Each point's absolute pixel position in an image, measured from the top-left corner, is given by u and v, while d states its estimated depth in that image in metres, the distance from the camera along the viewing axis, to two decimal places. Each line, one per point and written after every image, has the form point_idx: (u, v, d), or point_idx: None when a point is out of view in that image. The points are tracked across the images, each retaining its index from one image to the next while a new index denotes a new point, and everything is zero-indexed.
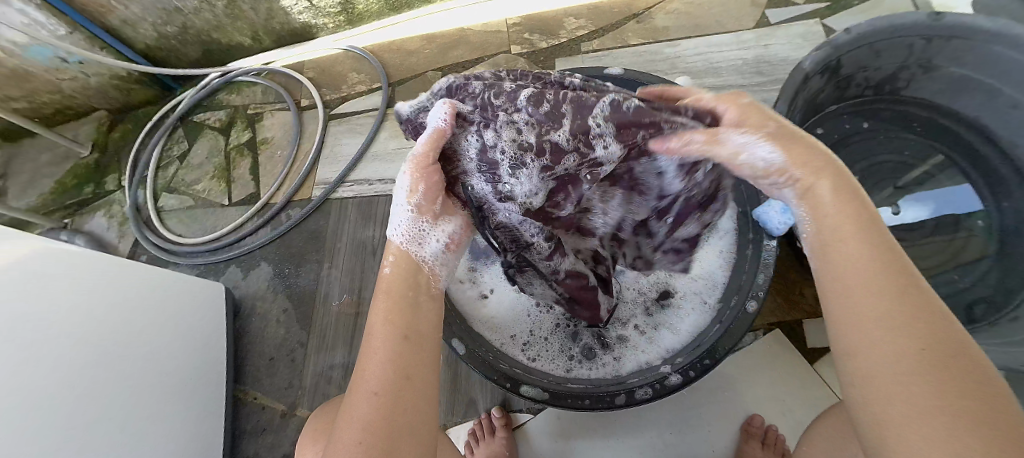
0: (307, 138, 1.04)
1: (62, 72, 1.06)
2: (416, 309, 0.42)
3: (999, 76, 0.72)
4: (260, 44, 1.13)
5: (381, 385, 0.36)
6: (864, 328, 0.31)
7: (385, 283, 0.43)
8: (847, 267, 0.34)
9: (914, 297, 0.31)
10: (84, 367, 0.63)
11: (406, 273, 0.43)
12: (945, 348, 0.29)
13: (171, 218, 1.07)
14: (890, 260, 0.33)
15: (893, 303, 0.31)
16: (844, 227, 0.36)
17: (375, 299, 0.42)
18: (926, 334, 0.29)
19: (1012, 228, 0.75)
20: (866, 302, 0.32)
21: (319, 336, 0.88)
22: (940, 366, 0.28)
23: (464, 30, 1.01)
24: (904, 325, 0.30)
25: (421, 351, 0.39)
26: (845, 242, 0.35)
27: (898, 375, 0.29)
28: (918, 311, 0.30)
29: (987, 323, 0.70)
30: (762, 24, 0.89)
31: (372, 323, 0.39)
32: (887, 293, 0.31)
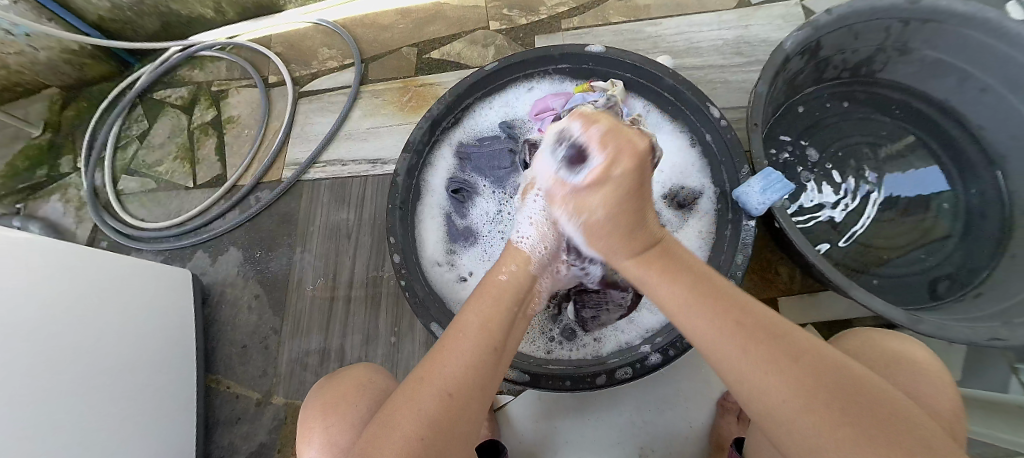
0: (276, 117, 0.99)
1: (8, 45, 0.97)
2: (512, 326, 0.42)
3: (969, 60, 0.74)
4: (222, 16, 1.06)
5: (457, 387, 0.35)
6: (751, 388, 0.32)
7: (497, 289, 0.43)
8: (716, 343, 0.34)
9: (765, 340, 0.33)
10: (42, 360, 0.59)
11: (515, 287, 0.44)
12: (818, 384, 0.30)
13: (133, 201, 1.01)
14: (729, 318, 0.35)
15: (761, 354, 0.32)
16: (679, 294, 0.38)
17: (474, 300, 0.42)
18: (806, 373, 0.31)
19: (975, 209, 0.77)
20: (729, 373, 0.34)
21: (294, 321, 0.85)
22: (833, 399, 0.29)
23: (441, 4, 0.97)
24: (783, 376, 0.31)
25: (498, 371, 0.39)
26: (694, 312, 0.36)
27: (798, 425, 0.30)
28: (788, 354, 0.32)
29: (950, 299, 0.72)
30: (743, 3, 0.88)
31: (472, 320, 0.39)
32: (752, 350, 0.33)
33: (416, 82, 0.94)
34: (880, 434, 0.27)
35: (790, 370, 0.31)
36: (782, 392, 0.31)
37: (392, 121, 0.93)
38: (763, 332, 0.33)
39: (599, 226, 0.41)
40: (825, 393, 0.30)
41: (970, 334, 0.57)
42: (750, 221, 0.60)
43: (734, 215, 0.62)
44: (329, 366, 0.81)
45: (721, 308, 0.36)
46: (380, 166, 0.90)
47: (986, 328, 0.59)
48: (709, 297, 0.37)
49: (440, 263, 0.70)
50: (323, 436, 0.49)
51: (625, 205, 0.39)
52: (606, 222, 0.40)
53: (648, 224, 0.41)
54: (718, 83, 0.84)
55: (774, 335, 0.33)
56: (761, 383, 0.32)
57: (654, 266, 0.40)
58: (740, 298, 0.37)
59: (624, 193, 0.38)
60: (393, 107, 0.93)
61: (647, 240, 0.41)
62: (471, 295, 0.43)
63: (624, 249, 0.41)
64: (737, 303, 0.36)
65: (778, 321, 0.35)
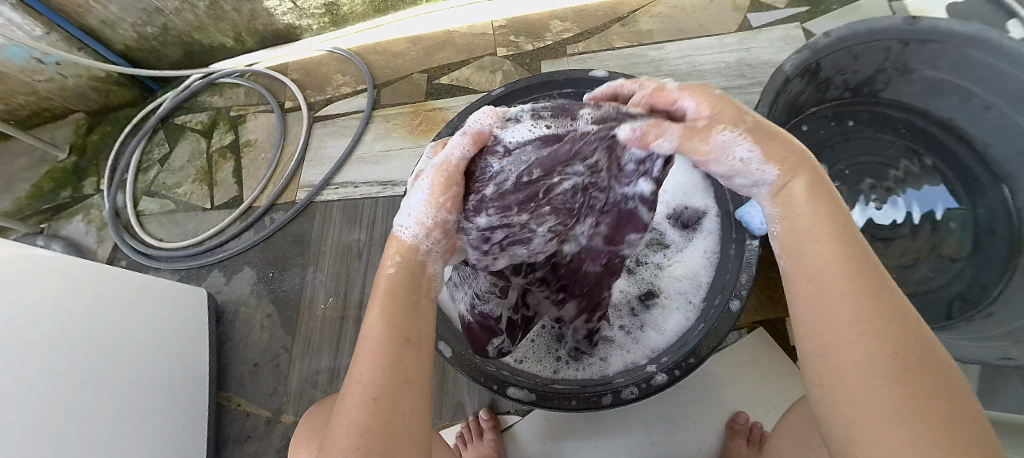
0: (292, 140, 1.03)
1: (39, 73, 1.03)
2: (420, 313, 0.38)
3: (971, 79, 0.75)
4: (243, 45, 1.11)
5: (379, 390, 0.32)
6: (832, 321, 0.29)
7: (389, 284, 0.38)
8: (824, 270, 0.31)
9: (878, 297, 0.29)
10: (60, 377, 0.61)
11: (408, 274, 0.38)
12: (910, 353, 0.27)
13: (152, 222, 1.05)
14: (854, 265, 0.31)
15: (869, 308, 0.29)
16: (819, 224, 0.33)
17: (376, 301, 0.37)
18: (897, 331, 0.28)
19: (984, 226, 0.77)
20: (820, 312, 0.30)
21: (305, 340, 0.87)
22: (914, 364, 0.26)
23: (451, 32, 1.01)
24: (876, 324, 0.28)
25: (423, 354, 0.36)
26: (824, 234, 0.33)
27: (858, 372, 0.27)
28: (896, 318, 0.28)
29: (963, 319, 0.71)
30: (743, 28, 0.91)
31: (370, 323, 0.35)
32: (861, 300, 0.29)
33: (426, 106, 0.97)
34: (944, 409, 0.25)
35: (889, 332, 0.28)
36: (871, 349, 0.27)
37: (402, 144, 0.96)
38: (879, 292, 0.29)
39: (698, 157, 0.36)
40: (913, 363, 0.27)
41: None
42: (754, 241, 0.61)
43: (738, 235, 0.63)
44: (338, 384, 0.82)
45: (850, 249, 0.31)
46: (391, 187, 0.93)
47: (997, 347, 0.58)
48: (845, 240, 0.32)
49: None
50: None
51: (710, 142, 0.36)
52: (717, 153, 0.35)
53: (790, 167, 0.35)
54: None
55: (889, 300, 0.29)
56: (851, 330, 0.28)
57: (806, 194, 0.35)
58: (875, 258, 0.32)
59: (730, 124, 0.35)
60: (404, 130, 0.96)
61: (803, 176, 0.35)
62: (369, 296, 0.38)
63: (775, 176, 0.36)
64: (869, 259, 0.31)
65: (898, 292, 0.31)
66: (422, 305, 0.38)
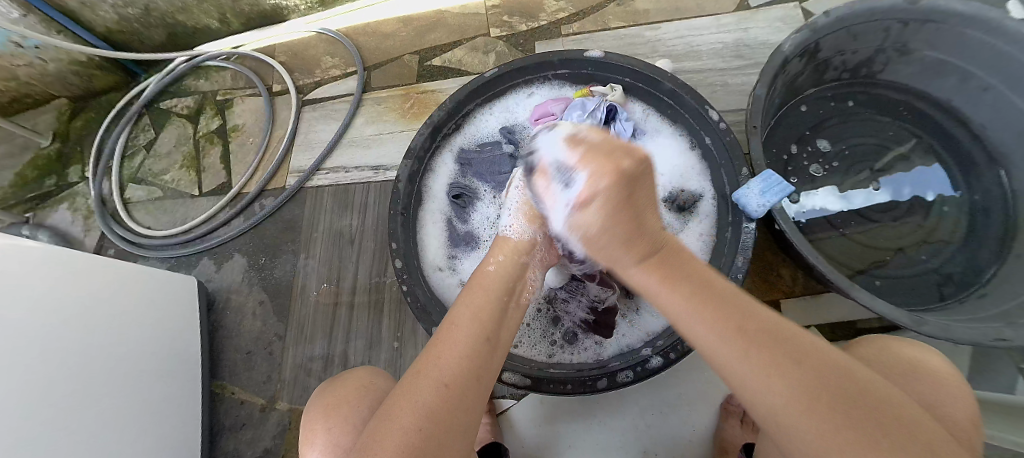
0: (280, 125, 1.01)
1: (19, 58, 1.00)
2: (506, 316, 0.42)
3: (970, 60, 0.74)
4: (228, 27, 1.08)
5: (453, 377, 0.35)
6: (745, 385, 0.32)
7: (482, 279, 0.45)
8: (710, 340, 0.34)
9: (773, 344, 0.32)
10: (51, 368, 0.60)
11: (502, 275, 0.45)
12: (829, 391, 0.29)
13: (140, 209, 1.03)
14: (732, 324, 0.34)
15: (772, 363, 0.31)
16: (681, 297, 0.36)
17: (465, 293, 0.43)
18: (805, 378, 0.30)
19: (980, 208, 0.77)
20: (739, 384, 0.32)
21: (298, 327, 0.86)
22: (833, 405, 0.29)
23: (442, 12, 0.98)
24: (790, 383, 0.30)
25: (494, 360, 0.39)
26: (694, 316, 0.35)
27: (799, 428, 0.29)
28: (792, 358, 0.31)
29: (956, 300, 0.72)
30: (741, 7, 0.89)
31: (460, 312, 0.40)
32: (763, 360, 0.31)
33: (418, 89, 0.95)
34: (877, 431, 0.28)
35: (797, 377, 0.30)
36: (791, 397, 0.30)
37: (394, 127, 0.94)
38: (770, 337, 0.32)
39: (598, 237, 0.38)
40: (832, 399, 0.29)
41: (975, 336, 0.56)
42: (750, 224, 0.60)
43: (734, 217, 0.62)
44: (332, 371, 0.82)
45: (718, 306, 0.35)
46: (383, 172, 0.91)
47: (991, 328, 0.59)
48: (712, 301, 0.35)
49: (442, 269, 0.71)
50: (325, 437, 0.49)
51: (622, 215, 0.36)
52: (601, 236, 0.38)
53: (647, 227, 0.38)
54: (718, 86, 0.84)
55: (781, 339, 0.32)
56: (764, 391, 0.31)
57: (660, 271, 0.38)
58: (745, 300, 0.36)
59: (614, 205, 0.35)
60: (395, 113, 0.94)
61: (652, 245, 0.38)
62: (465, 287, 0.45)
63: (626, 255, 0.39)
64: (740, 306, 0.35)
65: (784, 326, 0.34)
66: (509, 308, 0.43)
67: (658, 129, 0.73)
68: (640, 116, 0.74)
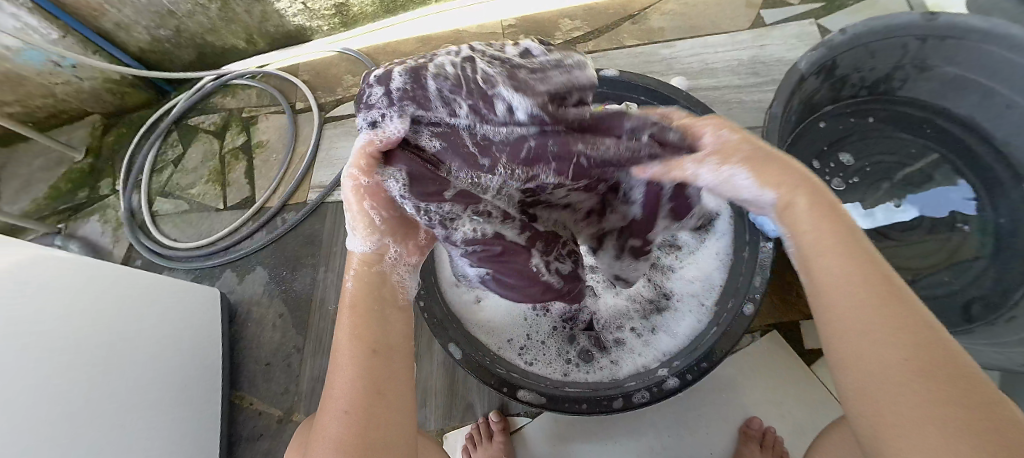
0: (302, 141, 1.04)
1: (55, 76, 1.05)
2: (384, 321, 0.41)
3: (992, 76, 0.73)
4: (254, 47, 1.12)
5: (349, 402, 0.35)
6: (842, 316, 0.31)
7: (349, 297, 0.42)
8: (837, 276, 0.32)
9: (900, 309, 0.29)
10: (78, 376, 0.62)
11: (368, 287, 0.43)
12: (944, 364, 0.27)
13: (166, 222, 1.06)
14: (872, 278, 0.31)
15: (901, 324, 0.29)
16: (827, 236, 0.34)
17: (338, 320, 0.41)
18: (925, 347, 0.27)
19: (1007, 227, 0.75)
20: (846, 325, 0.30)
21: (316, 339, 0.87)
22: (939, 364, 0.27)
23: (460, 32, 1.01)
24: (893, 329, 0.28)
25: (393, 364, 0.39)
26: (823, 251, 0.34)
27: (883, 362, 0.28)
28: (913, 328, 0.28)
29: (984, 322, 0.70)
30: (757, 25, 0.89)
31: (343, 345, 0.38)
32: (887, 315, 0.29)
33: None
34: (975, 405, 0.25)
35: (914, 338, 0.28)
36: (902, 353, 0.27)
37: None
38: (903, 305, 0.30)
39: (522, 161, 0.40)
40: (945, 372, 0.26)
41: (1001, 360, 0.55)
42: (768, 242, 0.60)
43: (752, 236, 0.61)
44: None
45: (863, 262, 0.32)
46: None
47: (1019, 353, 0.57)
48: (856, 253, 0.33)
49: None
50: None
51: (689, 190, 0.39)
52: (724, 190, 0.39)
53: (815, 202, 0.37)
54: (734, 104, 0.84)
55: (917, 315, 0.29)
56: (879, 339, 0.28)
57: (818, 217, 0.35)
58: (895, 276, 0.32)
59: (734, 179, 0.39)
60: None
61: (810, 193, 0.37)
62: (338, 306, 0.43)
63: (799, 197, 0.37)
64: (886, 273, 0.32)
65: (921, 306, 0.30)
66: (384, 312, 0.42)
67: None
68: None
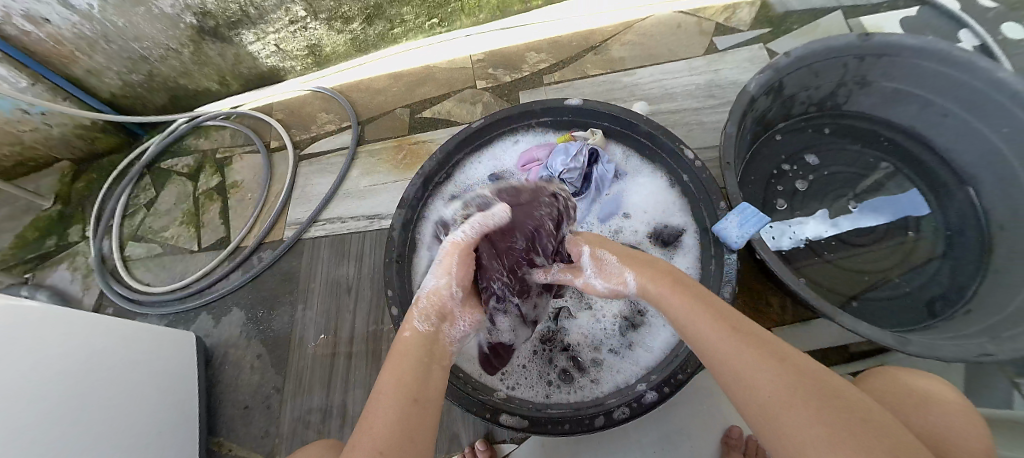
0: (278, 178, 1.04)
1: (24, 123, 1.04)
2: (427, 374, 0.44)
3: (929, 89, 0.79)
4: (228, 88, 1.13)
5: (386, 443, 0.36)
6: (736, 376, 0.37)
7: (404, 344, 0.47)
8: (715, 347, 0.40)
9: (759, 346, 0.38)
10: (49, 433, 0.59)
11: (423, 339, 0.48)
12: (805, 387, 0.33)
13: (139, 267, 1.04)
14: (729, 328, 0.41)
15: (765, 362, 0.36)
16: (691, 310, 0.45)
17: (391, 360, 0.45)
18: (790, 375, 0.34)
19: (954, 226, 0.80)
20: (730, 373, 0.38)
21: (296, 378, 0.86)
22: (812, 395, 0.33)
23: (430, 67, 1.04)
24: (773, 375, 0.35)
25: (428, 414, 0.41)
26: (703, 326, 0.43)
27: (789, 421, 0.32)
28: (779, 358, 0.36)
29: (945, 317, 0.73)
30: (711, 51, 0.95)
31: (388, 394, 0.41)
32: (755, 357, 0.37)
33: (410, 140, 0.99)
34: (859, 428, 0.30)
35: (778, 368, 0.35)
36: (771, 390, 0.34)
37: (388, 177, 0.97)
38: (753, 338, 0.39)
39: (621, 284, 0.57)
40: (810, 395, 0.33)
41: (960, 352, 0.58)
42: (732, 255, 0.63)
43: (717, 250, 0.65)
44: (331, 422, 0.81)
45: (723, 318, 0.42)
46: (378, 221, 0.94)
47: (975, 344, 0.60)
48: (713, 311, 0.43)
49: None
50: None
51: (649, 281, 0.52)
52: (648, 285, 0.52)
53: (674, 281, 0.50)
54: (694, 125, 0.89)
55: (765, 342, 0.38)
56: (755, 382, 0.35)
57: (689, 303, 0.46)
58: (740, 316, 0.43)
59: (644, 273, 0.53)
60: (389, 164, 0.98)
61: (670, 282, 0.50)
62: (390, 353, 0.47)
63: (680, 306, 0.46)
64: (739, 321, 0.42)
65: (768, 334, 0.40)
66: (431, 366, 0.45)
67: (638, 170, 0.78)
68: (620, 158, 0.79)
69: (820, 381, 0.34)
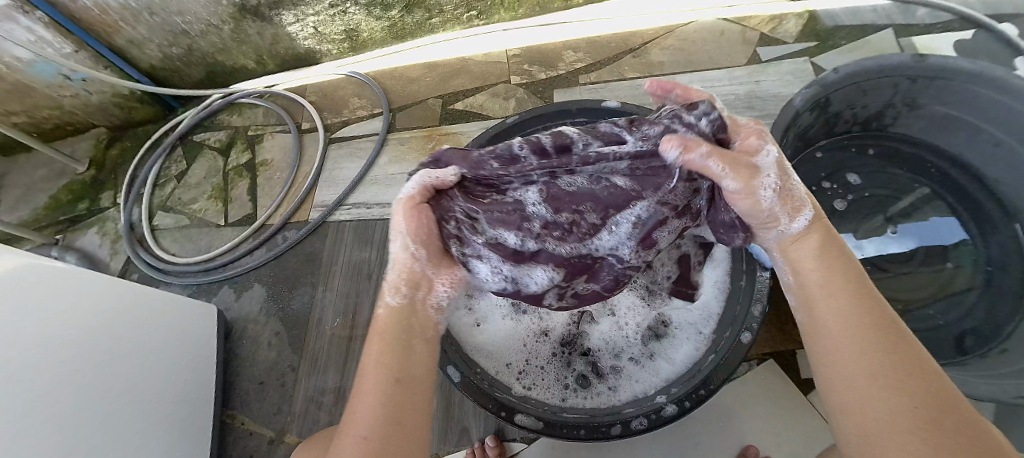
0: (307, 160, 1.05)
1: (64, 89, 1.07)
2: (411, 350, 0.43)
3: (981, 116, 0.76)
4: (264, 67, 1.15)
5: (370, 429, 0.36)
6: (842, 364, 0.37)
7: (380, 323, 0.44)
8: (834, 335, 0.38)
9: (891, 350, 0.36)
10: (73, 392, 0.61)
11: (402, 312, 0.45)
12: (922, 408, 0.32)
13: (165, 237, 1.07)
14: (867, 318, 0.38)
15: (891, 370, 0.34)
16: (832, 289, 0.41)
17: (369, 341, 0.43)
18: (911, 392, 0.33)
19: (997, 261, 0.76)
20: (841, 367, 0.37)
21: (311, 359, 0.87)
22: (929, 419, 0.32)
23: (465, 60, 1.04)
24: (891, 388, 0.34)
25: (415, 393, 0.40)
26: (833, 305, 0.40)
27: (891, 437, 0.32)
28: (906, 369, 0.34)
29: (977, 355, 0.70)
30: (753, 61, 0.93)
31: (373, 381, 0.39)
32: (881, 361, 0.35)
33: (440, 131, 0.99)
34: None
35: (899, 383, 0.34)
36: (882, 402, 0.33)
37: (415, 166, 0.97)
38: (888, 341, 0.36)
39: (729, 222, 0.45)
40: (926, 419, 0.32)
41: (995, 393, 0.56)
42: (765, 272, 0.62)
43: (748, 266, 0.63)
44: (343, 405, 0.82)
45: (867, 306, 0.39)
46: None
47: (1012, 386, 0.58)
48: (854, 293, 0.40)
49: (453, 307, 0.71)
50: None
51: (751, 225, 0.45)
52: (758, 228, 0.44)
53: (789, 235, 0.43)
54: None
55: (898, 348, 0.36)
56: (866, 389, 0.35)
57: (839, 280, 0.41)
58: (889, 308, 0.39)
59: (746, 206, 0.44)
60: (417, 153, 0.98)
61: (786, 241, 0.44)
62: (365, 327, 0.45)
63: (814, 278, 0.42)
64: (883, 314, 0.38)
65: (911, 340, 0.37)
66: (412, 343, 0.43)
67: None
68: None
69: (946, 404, 0.33)
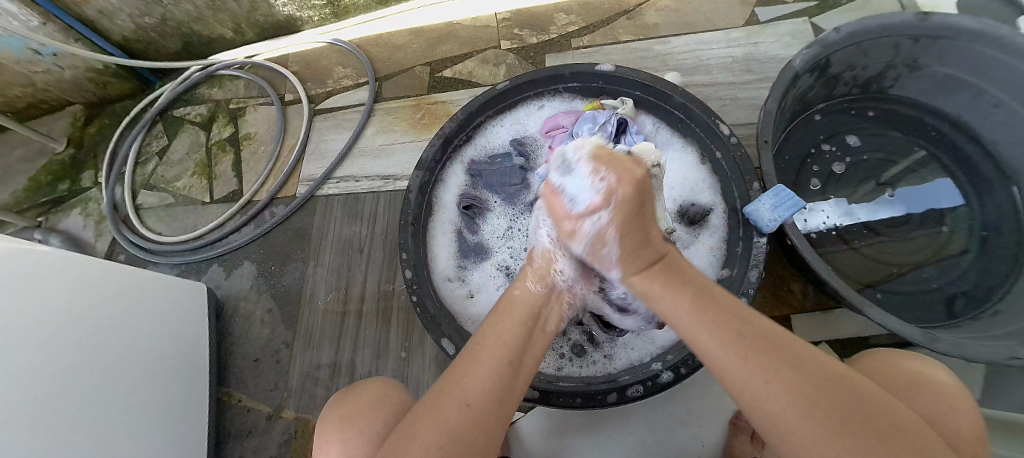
0: (292, 133, 1.02)
1: (35, 64, 1.01)
2: (528, 338, 0.46)
3: (982, 76, 0.74)
4: (243, 37, 1.10)
5: (475, 399, 0.39)
6: (736, 375, 0.38)
7: (511, 302, 0.49)
8: (717, 350, 0.39)
9: (773, 351, 0.37)
10: (61, 373, 0.60)
11: (530, 298, 0.49)
12: (824, 396, 0.34)
13: (151, 216, 1.04)
14: (731, 329, 0.40)
15: (782, 371, 0.36)
16: (687, 304, 0.43)
17: (492, 317, 0.47)
18: (806, 385, 0.35)
19: (991, 223, 0.76)
20: (736, 380, 0.38)
21: (305, 335, 0.86)
22: (832, 407, 0.34)
23: (453, 24, 1.00)
24: (791, 385, 0.35)
25: (519, 378, 0.43)
26: (699, 324, 0.41)
27: (807, 435, 0.34)
28: (787, 363, 0.36)
29: (968, 318, 0.70)
30: (751, 22, 0.89)
31: (487, 364, 0.42)
32: (765, 365, 0.37)
33: (429, 100, 0.96)
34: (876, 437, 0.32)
35: (793, 378, 0.35)
36: (788, 401, 0.35)
37: (404, 137, 0.94)
38: (765, 343, 0.38)
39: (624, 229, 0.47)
40: (830, 408, 0.34)
41: (989, 354, 0.55)
42: (761, 238, 0.60)
43: (745, 232, 0.63)
44: (339, 379, 0.82)
45: (722, 316, 0.41)
46: (392, 182, 0.92)
47: (1004, 347, 0.58)
48: (713, 309, 0.42)
49: (452, 279, 0.71)
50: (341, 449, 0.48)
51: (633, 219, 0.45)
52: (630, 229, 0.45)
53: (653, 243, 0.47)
54: (728, 100, 0.84)
55: (774, 345, 0.38)
56: (765, 392, 0.36)
57: (686, 296, 0.44)
58: (741, 309, 0.42)
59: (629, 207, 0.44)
60: (406, 124, 0.95)
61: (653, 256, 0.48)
62: (497, 308, 0.49)
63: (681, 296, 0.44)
64: (740, 315, 0.41)
65: (777, 331, 0.40)
66: (533, 330, 0.46)
67: (667, 143, 0.74)
68: (650, 130, 0.75)
69: (835, 384, 0.35)
